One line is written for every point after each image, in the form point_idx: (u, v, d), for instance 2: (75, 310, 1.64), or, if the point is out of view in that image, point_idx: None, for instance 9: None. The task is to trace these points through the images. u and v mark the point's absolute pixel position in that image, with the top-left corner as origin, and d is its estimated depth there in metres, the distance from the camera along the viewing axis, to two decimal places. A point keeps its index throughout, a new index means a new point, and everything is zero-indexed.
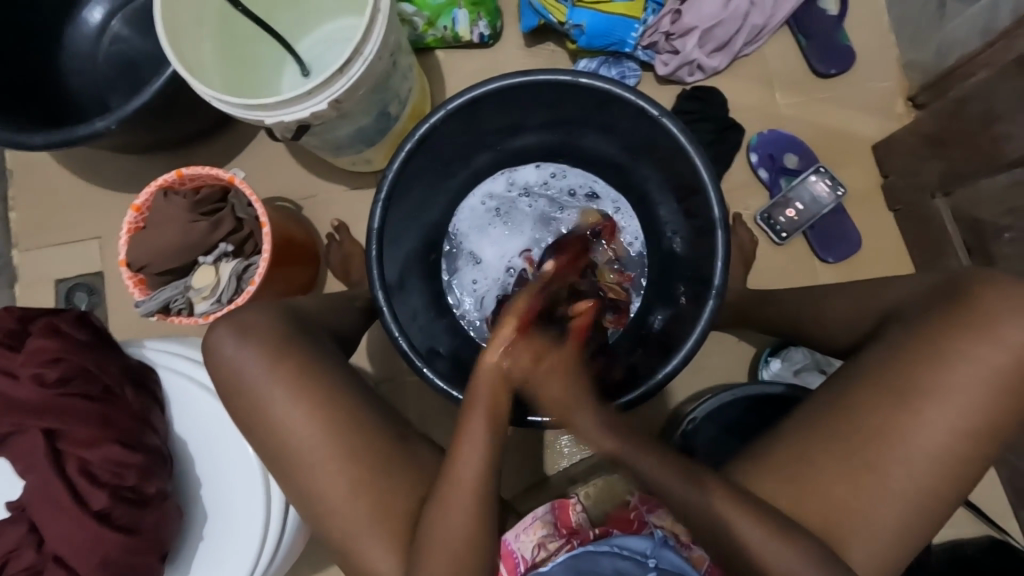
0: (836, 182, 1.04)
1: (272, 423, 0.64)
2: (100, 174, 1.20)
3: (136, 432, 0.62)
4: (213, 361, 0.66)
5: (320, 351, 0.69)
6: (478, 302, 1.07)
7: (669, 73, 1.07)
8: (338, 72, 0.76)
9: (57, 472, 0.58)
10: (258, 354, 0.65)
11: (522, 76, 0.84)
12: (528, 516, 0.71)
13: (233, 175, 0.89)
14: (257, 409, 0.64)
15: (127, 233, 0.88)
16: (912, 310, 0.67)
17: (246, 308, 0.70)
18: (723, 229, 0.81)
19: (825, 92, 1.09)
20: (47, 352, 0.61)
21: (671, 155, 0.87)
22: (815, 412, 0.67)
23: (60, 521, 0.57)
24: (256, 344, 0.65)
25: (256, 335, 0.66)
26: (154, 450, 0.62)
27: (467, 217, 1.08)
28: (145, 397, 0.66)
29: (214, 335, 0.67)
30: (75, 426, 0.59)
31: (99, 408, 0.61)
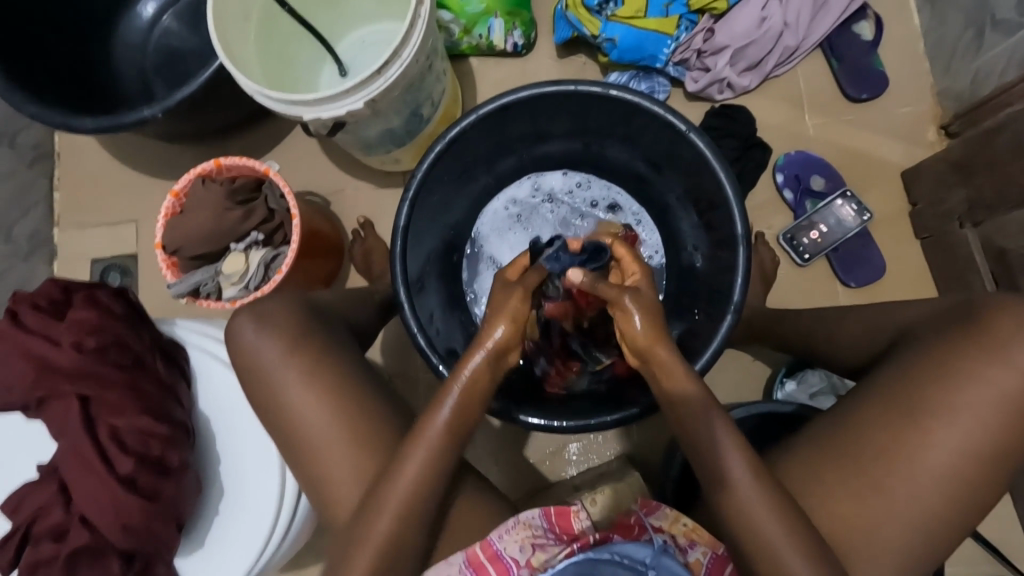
0: (861, 207, 1.03)
1: (289, 407, 0.66)
2: (141, 160, 1.25)
3: (165, 404, 0.64)
4: (233, 347, 0.69)
5: (338, 342, 0.71)
6: None
7: (698, 90, 1.07)
8: (376, 72, 0.79)
9: (89, 438, 0.60)
10: (280, 339, 0.67)
11: (553, 85, 0.86)
12: (512, 518, 0.71)
13: (269, 167, 0.92)
14: (277, 393, 0.66)
15: (163, 217, 0.92)
16: (930, 335, 0.67)
17: (274, 295, 0.73)
18: (744, 245, 0.81)
19: (855, 117, 1.08)
20: (87, 321, 0.63)
21: (696, 169, 0.88)
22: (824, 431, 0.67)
23: (88, 483, 0.60)
24: (279, 332, 0.67)
25: (279, 321, 0.68)
26: (179, 423, 0.65)
27: (490, 220, 1.10)
28: (174, 372, 0.68)
29: (236, 321, 0.69)
30: (108, 394, 0.62)
31: (132, 378, 0.63)
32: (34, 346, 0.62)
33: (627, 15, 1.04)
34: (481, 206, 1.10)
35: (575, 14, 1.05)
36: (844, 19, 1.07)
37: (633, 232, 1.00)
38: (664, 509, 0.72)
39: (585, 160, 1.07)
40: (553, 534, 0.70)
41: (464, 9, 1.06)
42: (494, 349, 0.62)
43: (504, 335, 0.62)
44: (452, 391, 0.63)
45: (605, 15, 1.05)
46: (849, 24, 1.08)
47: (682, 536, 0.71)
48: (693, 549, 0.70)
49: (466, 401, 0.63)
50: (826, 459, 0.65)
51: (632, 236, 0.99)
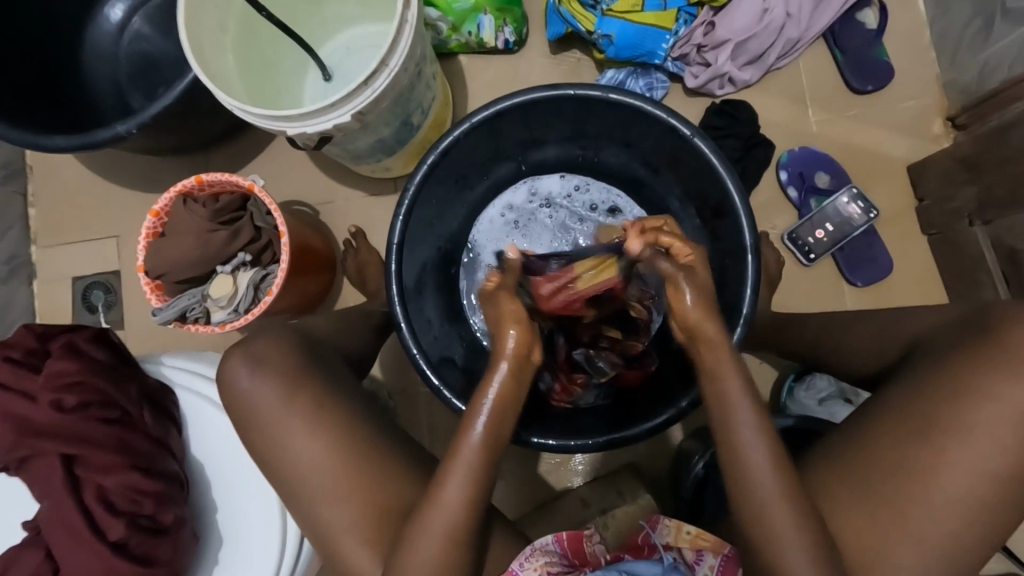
0: (868, 205, 1.01)
1: (284, 450, 0.63)
2: (120, 173, 1.20)
3: (156, 457, 0.61)
4: (225, 388, 0.65)
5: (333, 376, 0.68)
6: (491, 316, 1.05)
7: (698, 86, 1.04)
8: (362, 85, 0.74)
9: (75, 501, 0.57)
10: (271, 383, 0.64)
11: (548, 90, 0.83)
12: (529, 546, 0.68)
13: (252, 182, 0.86)
14: (274, 434, 0.63)
15: (145, 238, 0.87)
16: (946, 348, 0.64)
17: (265, 330, 0.69)
18: (753, 254, 0.79)
19: (859, 110, 1.05)
20: (67, 374, 0.60)
21: (700, 174, 0.85)
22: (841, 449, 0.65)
23: (76, 551, 0.56)
24: (273, 372, 0.64)
25: (273, 361, 0.65)
26: (172, 475, 0.62)
27: (487, 226, 1.06)
28: (163, 419, 0.65)
29: (228, 362, 0.65)
30: (94, 451, 0.58)
31: (119, 432, 0.60)
32: (12, 405, 0.59)
33: (622, 10, 1.00)
34: (477, 212, 1.06)
35: (569, 9, 1.01)
36: (847, 8, 1.03)
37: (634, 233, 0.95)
38: (666, 521, 0.69)
39: (583, 162, 1.03)
40: (567, 560, 0.67)
41: (452, 6, 1.01)
42: (516, 354, 0.59)
43: (519, 339, 0.58)
44: (482, 412, 0.59)
45: (600, 9, 1.01)
46: (853, 13, 1.04)
47: (689, 547, 0.67)
48: (702, 562, 0.65)
49: (501, 422, 0.60)
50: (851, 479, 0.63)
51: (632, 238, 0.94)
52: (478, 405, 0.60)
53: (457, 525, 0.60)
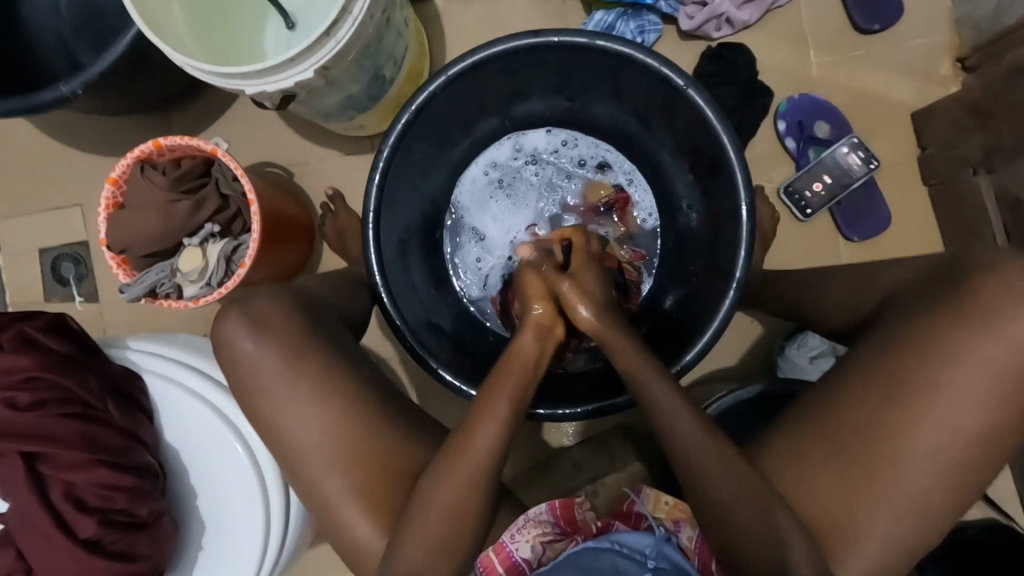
0: (869, 154, 0.96)
1: (272, 428, 0.62)
2: (78, 137, 1.13)
3: (126, 450, 0.60)
4: (226, 352, 0.63)
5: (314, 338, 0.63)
6: (476, 284, 1.01)
7: (693, 28, 0.96)
8: (324, 35, 0.67)
9: (42, 500, 0.56)
10: (269, 360, 0.62)
11: (530, 37, 0.76)
12: (523, 515, 0.67)
13: (215, 146, 0.81)
14: (278, 401, 0.62)
15: (105, 209, 0.82)
16: (914, 302, 0.61)
17: (257, 289, 0.66)
18: (749, 217, 0.75)
19: (864, 52, 0.98)
20: (21, 370, 0.58)
21: (695, 131, 0.81)
22: (820, 410, 0.61)
23: (51, 550, 0.56)
24: (273, 339, 0.62)
25: (269, 338, 0.62)
26: (144, 467, 0.60)
27: (470, 185, 1.01)
28: (132, 409, 0.63)
29: (226, 321, 0.63)
30: (58, 449, 0.57)
31: (82, 426, 0.58)
32: None
33: None
34: (459, 171, 1.00)
35: None
36: None
37: (624, 193, 0.99)
38: (647, 490, 0.69)
39: (574, 113, 0.96)
40: (559, 529, 0.67)
41: None
42: (535, 323, 0.64)
43: (542, 311, 0.64)
44: (502, 386, 0.62)
45: None
46: None
47: (667, 516, 0.67)
48: (680, 532, 0.66)
49: (519, 390, 0.62)
50: (833, 448, 0.59)
51: (622, 198, 0.99)
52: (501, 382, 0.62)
53: (445, 508, 0.58)
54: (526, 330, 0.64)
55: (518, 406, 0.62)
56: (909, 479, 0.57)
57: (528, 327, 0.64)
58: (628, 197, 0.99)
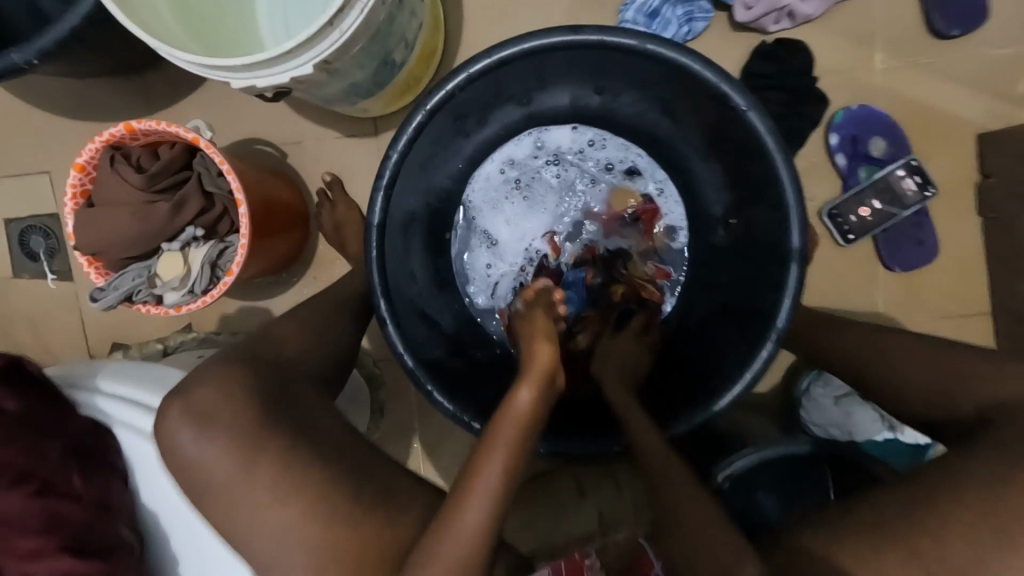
0: (926, 180, 0.87)
1: (235, 519, 0.52)
2: (45, 95, 1.01)
3: (101, 527, 0.47)
4: (167, 449, 0.52)
5: (296, 399, 0.57)
6: (485, 292, 0.91)
7: (749, 20, 0.84)
8: (328, 24, 0.56)
9: None
10: (229, 436, 0.52)
11: (568, 32, 0.65)
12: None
13: (197, 136, 0.71)
14: (225, 515, 0.52)
15: (72, 199, 0.73)
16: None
17: (205, 365, 0.56)
18: (800, 262, 0.65)
19: (935, 59, 0.87)
20: None
21: (743, 152, 0.70)
22: (859, 502, 0.55)
23: None
24: (230, 415, 0.53)
25: (224, 419, 0.52)
26: (124, 547, 0.48)
27: (484, 181, 0.90)
28: (104, 472, 0.49)
29: (165, 419, 0.52)
30: (13, 536, 0.43)
31: (44, 502, 0.45)
32: None
33: None
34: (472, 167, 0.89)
35: None
36: None
37: (652, 205, 0.88)
38: None
39: (607, 111, 0.85)
40: None
41: None
42: (540, 372, 0.57)
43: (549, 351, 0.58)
44: (499, 450, 0.53)
45: None
46: None
47: None
48: None
49: (518, 445, 0.54)
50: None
51: (649, 210, 0.88)
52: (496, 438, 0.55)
53: None
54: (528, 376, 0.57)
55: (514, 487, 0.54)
56: None
57: (529, 374, 0.58)
58: (656, 210, 0.88)
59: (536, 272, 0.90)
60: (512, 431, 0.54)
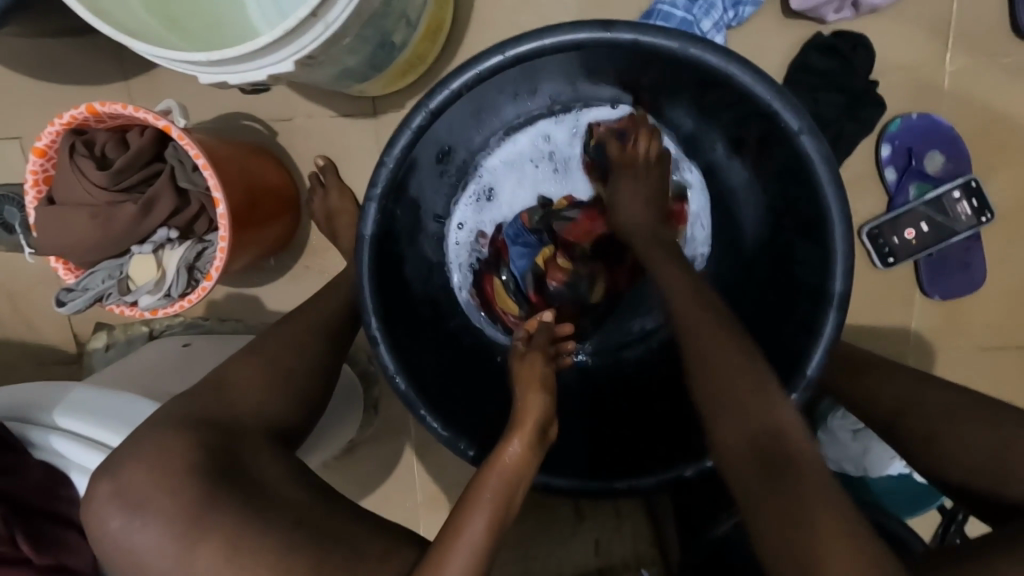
0: (983, 204, 0.78)
1: None
2: (7, 51, 0.91)
3: None
4: (101, 531, 0.46)
5: (267, 447, 0.51)
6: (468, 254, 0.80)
7: (805, 8, 0.73)
8: (311, 15, 0.47)
9: None
10: (165, 521, 0.45)
11: (597, 28, 0.56)
12: None
13: (169, 125, 0.63)
14: None
15: (33, 189, 0.66)
16: None
17: (155, 416, 0.50)
18: (837, 310, 0.58)
19: (1013, 64, 0.77)
20: None
21: (790, 174, 0.61)
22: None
23: None
24: (167, 501, 0.45)
25: (160, 496, 0.45)
26: None
27: (510, 152, 0.79)
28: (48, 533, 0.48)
29: (94, 501, 0.46)
30: None
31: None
32: None
33: None
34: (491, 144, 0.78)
35: None
36: None
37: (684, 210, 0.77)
38: None
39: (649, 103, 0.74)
40: None
41: None
42: (530, 429, 0.52)
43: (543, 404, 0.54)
44: (480, 512, 0.47)
45: None
46: None
47: None
48: None
49: (504, 506, 0.48)
50: None
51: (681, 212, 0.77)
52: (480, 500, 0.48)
53: None
54: (520, 430, 0.52)
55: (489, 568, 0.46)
56: None
57: (521, 427, 0.52)
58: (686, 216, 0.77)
59: (492, 246, 0.81)
60: (496, 495, 0.48)
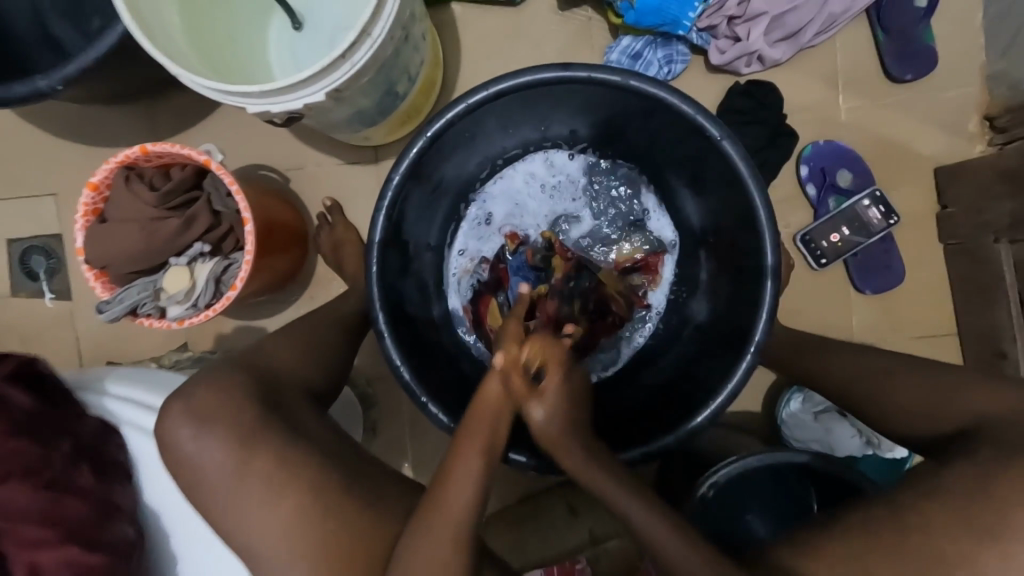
0: (889, 209, 0.94)
1: (237, 511, 0.54)
2: (53, 120, 1.05)
3: (105, 526, 0.49)
4: (166, 443, 0.55)
5: (295, 404, 0.60)
6: (470, 278, 0.92)
7: (723, 63, 0.93)
8: (340, 57, 0.61)
9: None
10: (224, 437, 0.54)
11: (557, 70, 0.71)
12: None
13: (208, 158, 0.75)
14: (219, 506, 0.54)
15: (82, 217, 0.76)
16: (1010, 430, 0.52)
17: (207, 368, 0.59)
18: (773, 278, 0.70)
19: (893, 101, 0.95)
20: None
21: (723, 179, 0.75)
22: (850, 508, 0.55)
23: None
24: (222, 421, 0.55)
25: (220, 414, 0.55)
26: (123, 543, 0.50)
27: (505, 186, 0.92)
28: (106, 474, 0.52)
29: (167, 418, 0.56)
30: (21, 525, 0.46)
31: (52, 499, 0.47)
32: None
33: None
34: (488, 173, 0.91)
35: None
36: None
37: (655, 256, 0.91)
38: None
39: (605, 143, 0.89)
40: None
41: None
42: (513, 367, 0.59)
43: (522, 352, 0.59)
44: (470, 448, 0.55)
45: None
46: None
47: None
48: None
49: (491, 438, 0.57)
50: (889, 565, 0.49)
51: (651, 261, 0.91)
52: (468, 446, 0.56)
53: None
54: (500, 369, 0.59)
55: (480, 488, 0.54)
56: None
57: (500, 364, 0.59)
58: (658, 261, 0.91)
59: (492, 271, 0.92)
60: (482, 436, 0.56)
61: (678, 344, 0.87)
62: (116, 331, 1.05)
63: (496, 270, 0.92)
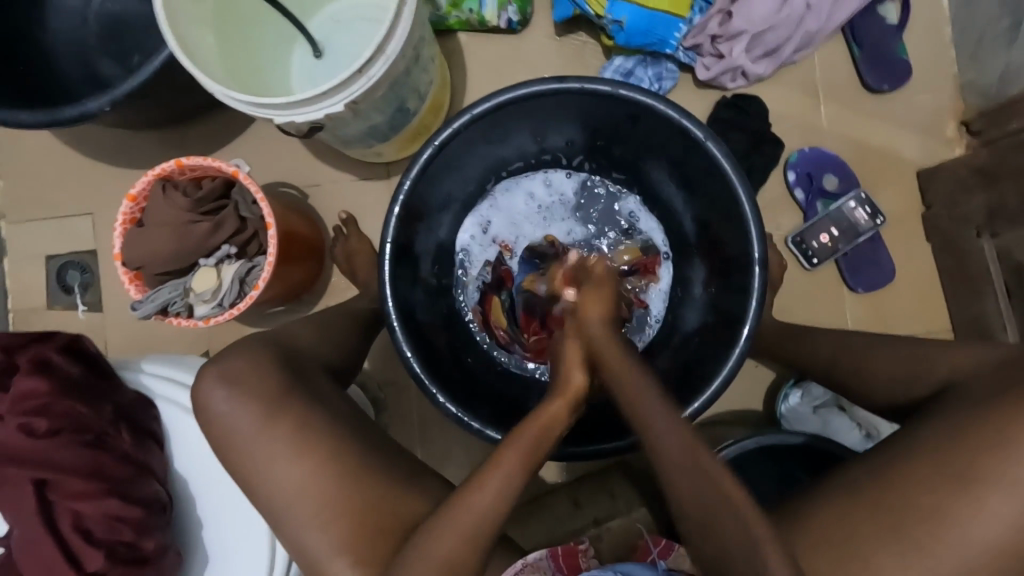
0: (875, 210, 0.98)
1: (266, 474, 0.58)
2: (92, 147, 1.14)
3: (136, 482, 0.60)
4: (202, 412, 0.61)
5: (315, 383, 0.64)
6: (476, 286, 0.98)
7: (709, 78, 0.99)
8: (358, 72, 0.69)
9: (49, 529, 0.56)
10: (254, 407, 0.59)
11: (553, 82, 0.78)
12: (522, 560, 0.67)
13: (236, 169, 0.82)
14: (250, 469, 0.59)
15: (122, 225, 0.83)
16: (982, 390, 0.55)
17: (235, 345, 0.64)
18: (761, 267, 0.74)
19: (872, 109, 1.01)
20: (36, 396, 0.59)
21: (710, 177, 0.80)
22: (841, 474, 0.58)
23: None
24: (250, 392, 0.60)
25: (248, 387, 0.60)
26: (151, 497, 0.61)
27: (505, 203, 0.99)
28: (140, 436, 0.64)
29: (201, 388, 0.61)
30: (67, 477, 0.57)
31: (94, 455, 0.59)
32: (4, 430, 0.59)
33: None
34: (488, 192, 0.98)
35: None
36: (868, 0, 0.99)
37: (653, 257, 0.96)
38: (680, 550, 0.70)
39: (599, 156, 0.95)
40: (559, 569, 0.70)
41: None
42: (570, 395, 0.59)
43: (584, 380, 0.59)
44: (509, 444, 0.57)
45: None
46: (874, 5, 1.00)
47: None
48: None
49: (536, 442, 0.57)
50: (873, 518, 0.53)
51: (649, 262, 0.95)
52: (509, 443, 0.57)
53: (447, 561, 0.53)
54: (558, 399, 0.59)
55: (507, 470, 0.56)
56: (961, 560, 0.50)
57: (560, 393, 0.59)
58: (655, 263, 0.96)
59: (495, 272, 0.97)
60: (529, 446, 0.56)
61: (676, 342, 0.90)
62: (142, 340, 1.11)
63: (502, 271, 0.97)
